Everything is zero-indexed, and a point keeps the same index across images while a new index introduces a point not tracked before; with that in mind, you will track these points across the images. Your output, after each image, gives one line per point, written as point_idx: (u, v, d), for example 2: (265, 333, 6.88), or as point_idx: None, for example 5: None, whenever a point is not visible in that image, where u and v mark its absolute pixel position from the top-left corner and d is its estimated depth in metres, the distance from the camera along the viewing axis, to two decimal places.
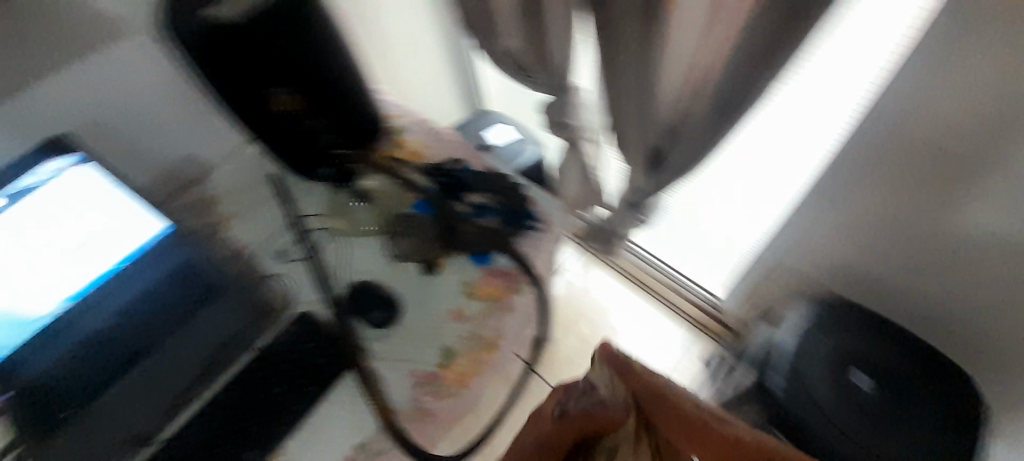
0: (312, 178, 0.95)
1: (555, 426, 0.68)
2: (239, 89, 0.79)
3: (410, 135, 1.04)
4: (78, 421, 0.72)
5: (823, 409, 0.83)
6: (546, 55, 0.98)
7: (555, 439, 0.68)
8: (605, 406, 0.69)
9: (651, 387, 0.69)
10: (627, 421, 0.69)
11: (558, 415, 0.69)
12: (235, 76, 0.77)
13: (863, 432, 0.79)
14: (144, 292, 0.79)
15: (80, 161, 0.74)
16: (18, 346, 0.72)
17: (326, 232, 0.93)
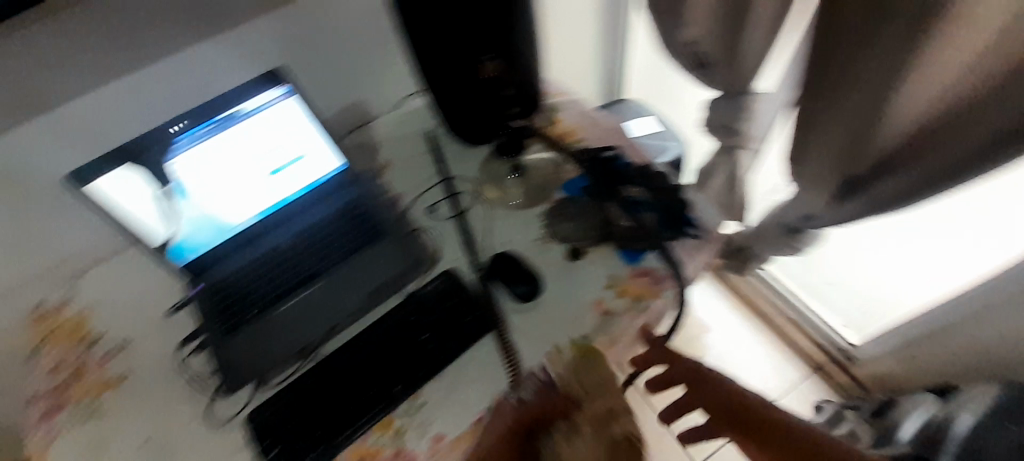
0: (474, 144, 0.97)
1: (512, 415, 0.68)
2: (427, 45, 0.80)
3: (565, 115, 1.01)
4: (246, 327, 0.78)
5: None
6: (735, 51, 0.89)
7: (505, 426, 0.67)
8: (561, 389, 0.69)
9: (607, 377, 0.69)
10: (588, 402, 0.68)
11: (516, 403, 0.69)
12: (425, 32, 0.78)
13: None
14: (319, 222, 0.86)
15: (287, 92, 0.79)
16: (213, 247, 0.80)
17: (474, 195, 0.93)
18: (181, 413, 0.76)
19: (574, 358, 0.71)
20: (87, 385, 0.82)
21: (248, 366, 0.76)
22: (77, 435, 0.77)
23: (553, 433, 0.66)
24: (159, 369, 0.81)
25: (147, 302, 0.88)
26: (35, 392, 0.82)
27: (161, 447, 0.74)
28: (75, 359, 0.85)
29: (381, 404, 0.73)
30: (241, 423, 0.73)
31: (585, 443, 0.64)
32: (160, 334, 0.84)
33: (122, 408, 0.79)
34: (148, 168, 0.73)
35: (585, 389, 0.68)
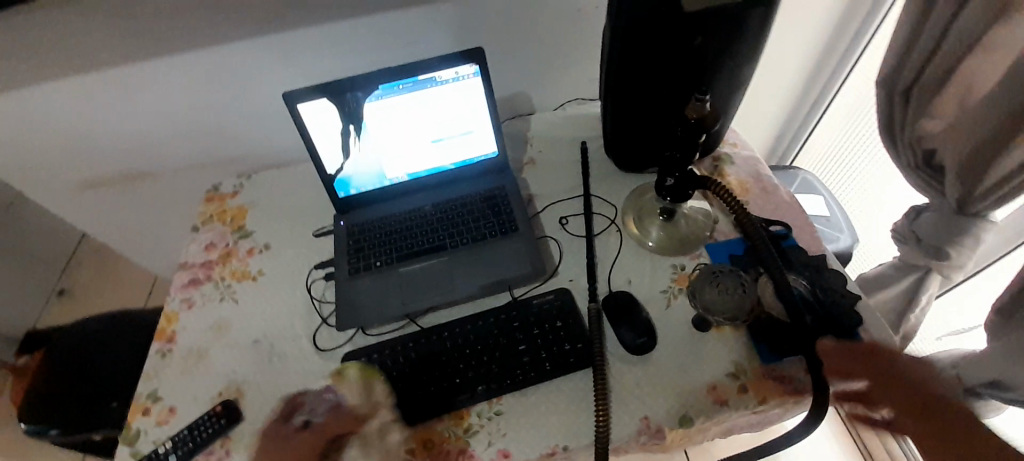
0: (626, 169, 0.94)
1: (298, 435, 0.68)
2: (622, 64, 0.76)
3: (734, 170, 0.92)
4: (370, 273, 0.83)
5: None
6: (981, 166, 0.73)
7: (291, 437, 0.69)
8: (350, 408, 0.70)
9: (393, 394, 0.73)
10: (379, 417, 0.70)
11: (301, 425, 0.70)
12: (626, 51, 0.74)
13: None
14: (459, 198, 0.89)
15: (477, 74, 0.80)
16: (368, 190, 0.89)
17: (612, 224, 0.88)
18: (294, 327, 0.84)
19: (360, 377, 0.73)
20: (229, 269, 0.94)
21: (359, 309, 0.80)
22: (209, 309, 0.89)
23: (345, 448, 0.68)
24: (289, 278, 0.91)
25: (296, 217, 1.00)
26: (191, 260, 0.96)
27: (269, 350, 0.82)
28: (225, 243, 0.99)
29: (463, 396, 0.72)
30: (339, 357, 0.79)
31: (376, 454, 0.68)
32: (296, 249, 0.94)
33: (249, 302, 0.89)
34: (339, 106, 0.79)
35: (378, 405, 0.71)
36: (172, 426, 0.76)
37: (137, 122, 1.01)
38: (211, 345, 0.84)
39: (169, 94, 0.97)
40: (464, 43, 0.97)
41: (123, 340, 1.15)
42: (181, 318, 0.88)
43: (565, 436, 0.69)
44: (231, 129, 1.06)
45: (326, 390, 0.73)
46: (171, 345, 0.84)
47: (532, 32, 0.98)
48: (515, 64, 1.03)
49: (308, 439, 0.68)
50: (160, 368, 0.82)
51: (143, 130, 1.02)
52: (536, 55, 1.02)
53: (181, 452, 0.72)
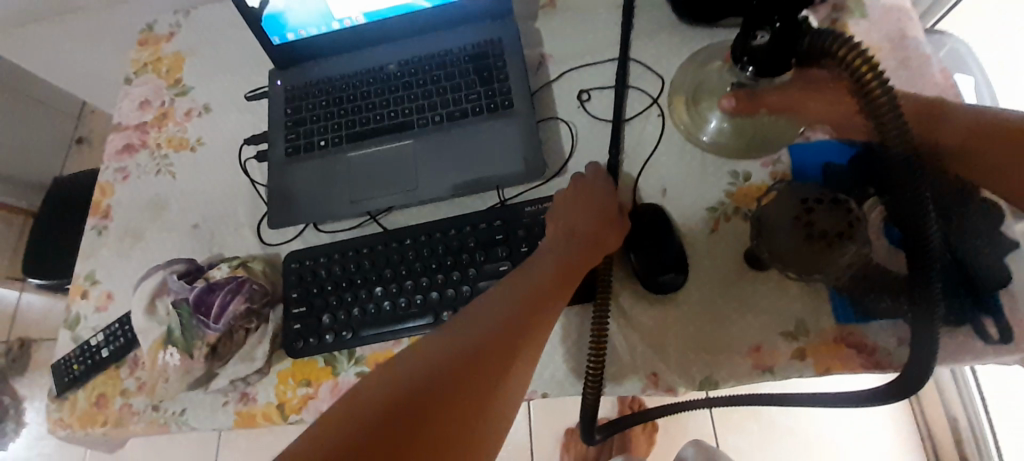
0: (690, 21, 0.62)
1: (238, 315, 0.57)
2: None
3: (863, 28, 0.59)
4: (313, 156, 0.64)
5: None
6: None
7: (598, 206, 0.53)
8: (263, 293, 0.59)
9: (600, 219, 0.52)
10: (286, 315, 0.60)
11: (234, 306, 0.56)
12: None
13: None
14: (438, 54, 0.63)
15: None
16: (312, 35, 0.64)
17: (651, 105, 0.61)
18: (236, 215, 0.69)
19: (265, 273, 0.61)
20: (164, 136, 0.77)
21: (304, 199, 0.63)
22: (143, 184, 0.74)
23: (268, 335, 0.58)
24: (230, 151, 0.73)
25: (239, 72, 0.78)
26: (125, 122, 0.79)
27: (209, 238, 0.68)
28: (161, 102, 0.80)
29: (425, 320, 0.57)
30: (284, 255, 0.64)
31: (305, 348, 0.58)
32: (239, 116, 0.75)
33: (187, 178, 0.73)
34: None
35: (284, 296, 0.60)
36: (111, 311, 0.67)
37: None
38: (148, 225, 0.71)
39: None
40: None
41: None
42: (115, 191, 0.75)
43: (549, 382, 0.55)
44: None
45: (216, 286, 0.57)
46: (107, 222, 0.73)
47: None
48: None
49: (250, 318, 0.58)
50: (95, 248, 0.71)
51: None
52: None
53: (116, 347, 0.62)
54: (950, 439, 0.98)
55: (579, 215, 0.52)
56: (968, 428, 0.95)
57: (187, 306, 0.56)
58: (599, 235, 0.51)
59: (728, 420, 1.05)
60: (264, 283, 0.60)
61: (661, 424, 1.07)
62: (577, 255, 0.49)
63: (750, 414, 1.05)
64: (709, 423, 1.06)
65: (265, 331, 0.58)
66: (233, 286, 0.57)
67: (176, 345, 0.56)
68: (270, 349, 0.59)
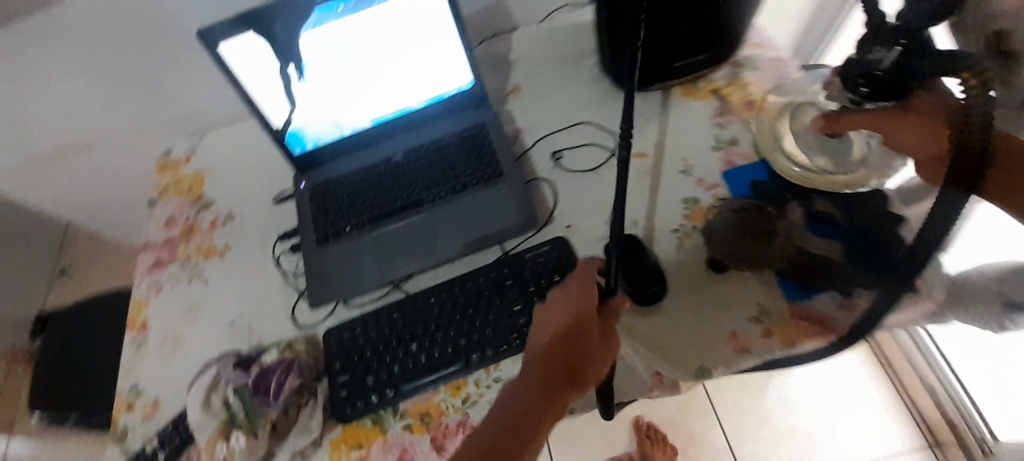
0: (632, 87, 0.81)
1: (296, 389, 0.64)
2: None
3: (757, 77, 0.81)
4: (340, 241, 0.74)
5: None
6: None
7: (578, 329, 0.55)
8: (311, 367, 0.67)
9: (577, 343, 0.54)
10: (331, 387, 0.67)
11: (292, 383, 0.64)
12: None
13: None
14: (436, 143, 0.77)
15: None
16: (326, 144, 0.77)
17: (612, 155, 0.77)
18: (271, 304, 0.77)
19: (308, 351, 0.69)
20: (193, 247, 0.86)
21: (335, 281, 0.73)
22: (177, 293, 0.82)
23: (315, 407, 0.65)
24: (255, 250, 0.83)
25: (258, 181, 0.89)
26: (152, 241, 0.88)
27: (247, 330, 0.75)
28: (186, 218, 0.89)
29: (456, 366, 0.65)
30: (319, 333, 0.72)
31: (360, 408, 0.65)
32: (261, 220, 0.85)
33: (218, 282, 0.81)
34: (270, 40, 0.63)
35: (328, 368, 0.68)
36: (158, 417, 0.72)
37: (56, 70, 0.86)
38: (186, 330, 0.78)
39: (90, 32, 0.82)
40: None
41: (100, 328, 1.09)
42: (150, 306, 0.81)
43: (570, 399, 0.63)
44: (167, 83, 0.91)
45: (275, 369, 0.65)
46: (145, 335, 0.79)
47: None
48: None
49: (304, 391, 0.65)
50: (136, 361, 0.77)
51: (65, 81, 0.88)
52: None
53: (173, 447, 0.67)
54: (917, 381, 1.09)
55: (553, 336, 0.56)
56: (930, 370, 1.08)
57: (251, 388, 0.64)
58: (579, 354, 0.54)
59: (735, 425, 1.13)
60: (309, 360, 0.68)
61: (679, 445, 1.13)
62: (557, 379, 0.54)
63: (754, 416, 1.13)
64: (720, 430, 1.13)
65: (318, 401, 0.65)
66: (286, 366, 0.65)
67: (241, 429, 0.62)
68: (324, 419, 0.65)
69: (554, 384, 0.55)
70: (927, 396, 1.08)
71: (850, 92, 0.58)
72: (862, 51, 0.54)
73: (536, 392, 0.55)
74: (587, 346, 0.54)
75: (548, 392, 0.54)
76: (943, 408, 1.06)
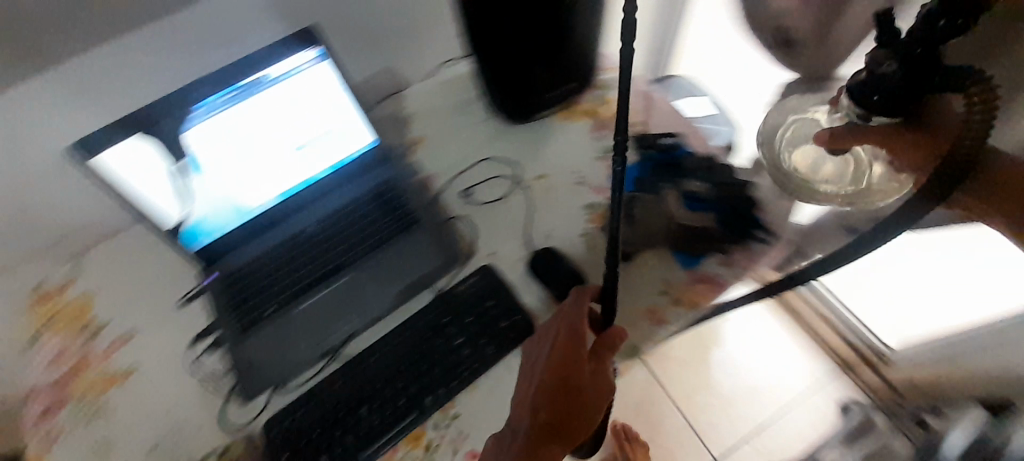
0: (520, 119, 0.91)
1: None
2: (487, 26, 0.75)
3: (620, 94, 0.95)
4: (263, 326, 0.71)
5: None
6: (831, 39, 0.82)
7: (572, 380, 0.60)
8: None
9: (574, 391, 0.60)
10: None
11: None
12: (483, 17, 0.74)
13: None
14: (346, 207, 0.79)
15: (319, 56, 0.70)
16: (230, 230, 0.75)
17: (515, 182, 0.86)
18: (196, 416, 0.70)
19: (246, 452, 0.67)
20: (92, 378, 0.76)
21: (266, 367, 0.70)
22: (82, 436, 0.72)
23: None
24: (167, 362, 0.76)
25: (157, 288, 0.82)
26: (35, 387, 0.76)
27: (173, 451, 0.69)
28: (76, 349, 0.79)
29: (411, 416, 0.66)
30: (259, 429, 0.68)
31: None
32: (168, 328, 0.78)
33: (129, 410, 0.73)
34: (160, 139, 0.64)
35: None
36: None
37: None
38: None
39: None
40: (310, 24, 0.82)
41: None
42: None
43: None
44: (18, 206, 0.80)
45: None
46: None
47: None
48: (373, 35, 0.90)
49: None
50: None
51: None
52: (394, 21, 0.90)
53: None
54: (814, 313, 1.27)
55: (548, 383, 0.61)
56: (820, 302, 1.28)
57: None
58: (573, 405, 0.60)
59: (690, 402, 1.21)
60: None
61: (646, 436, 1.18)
62: (552, 427, 0.60)
63: (704, 386, 1.23)
64: (679, 411, 1.20)
65: None
66: None
67: None
68: None
69: (551, 435, 0.60)
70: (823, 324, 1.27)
71: (858, 107, 0.61)
72: (874, 61, 0.57)
73: (533, 443, 0.59)
74: (582, 398, 0.60)
75: (544, 445, 0.59)
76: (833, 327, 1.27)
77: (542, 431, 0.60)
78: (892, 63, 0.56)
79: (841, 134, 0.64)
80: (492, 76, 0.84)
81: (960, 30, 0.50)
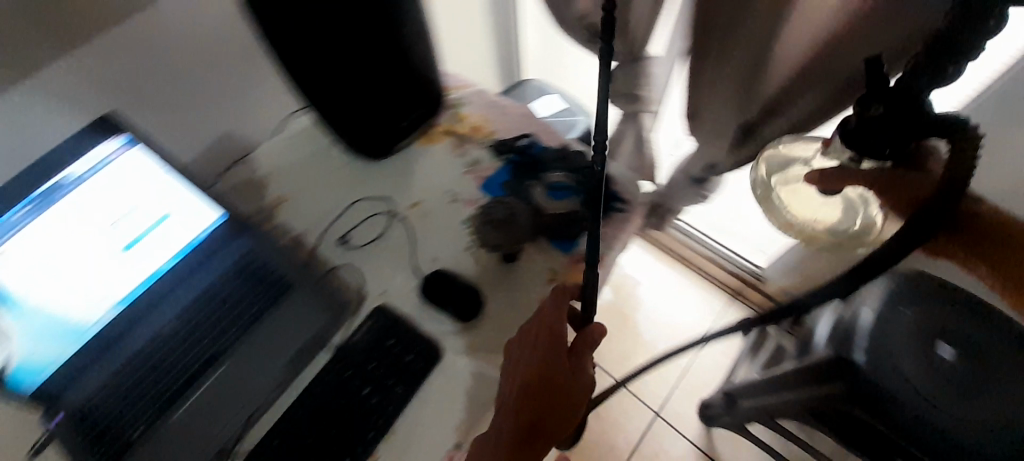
0: (382, 155, 0.91)
1: None
2: (313, 70, 0.75)
3: (472, 109, 1.00)
4: (135, 451, 0.63)
5: (907, 378, 0.80)
6: (630, 24, 0.94)
7: (556, 361, 0.65)
8: None
9: (558, 373, 0.65)
10: None
11: None
12: (305, 63, 0.73)
13: (946, 398, 0.78)
14: (206, 292, 0.72)
15: (127, 143, 0.68)
16: (65, 360, 0.65)
17: (390, 216, 0.85)
18: None
19: None
20: None
21: None
22: None
23: None
24: None
25: None
26: None
27: None
28: None
29: None
30: None
31: None
32: None
33: None
34: None
35: None
36: None
37: None
38: None
39: None
40: (114, 108, 0.76)
41: None
42: None
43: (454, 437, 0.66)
44: None
45: None
46: None
47: (191, 67, 0.81)
48: (197, 104, 0.85)
49: None
50: None
51: None
52: (217, 85, 0.85)
53: None
54: (692, 253, 1.49)
55: (533, 365, 0.65)
56: (697, 244, 1.47)
57: None
58: (560, 387, 0.65)
59: None
60: None
61: None
62: (540, 411, 0.64)
63: None
64: None
65: None
66: None
67: None
68: None
69: (541, 419, 0.64)
70: (705, 261, 1.48)
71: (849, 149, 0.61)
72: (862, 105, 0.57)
73: (524, 427, 0.63)
74: (566, 379, 0.65)
75: (533, 429, 0.63)
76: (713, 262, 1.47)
77: (534, 414, 0.63)
78: (880, 103, 0.55)
79: (830, 174, 0.66)
80: (338, 119, 0.84)
81: (988, 31, 0.48)
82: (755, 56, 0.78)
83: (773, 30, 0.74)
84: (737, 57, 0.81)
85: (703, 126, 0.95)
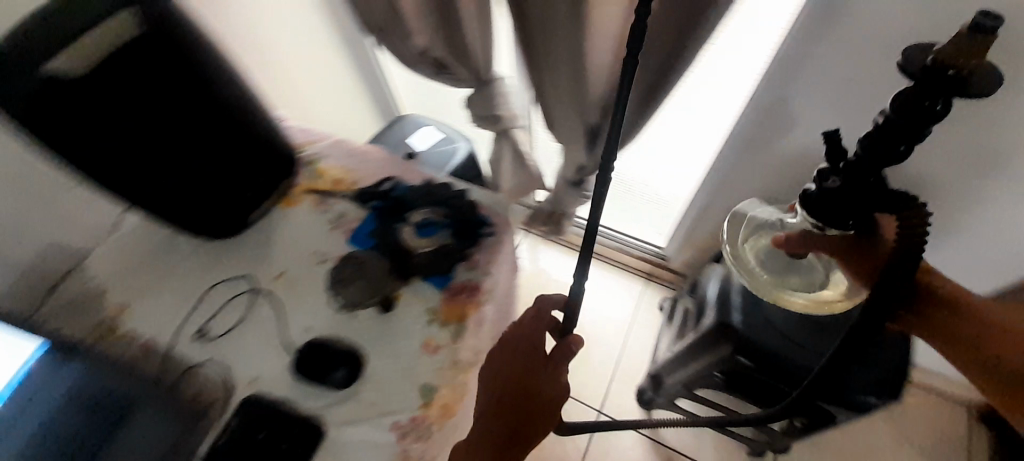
0: (235, 231, 0.85)
1: None
2: (115, 165, 0.68)
3: (330, 161, 0.95)
4: None
5: (780, 329, 0.87)
6: (466, 50, 0.94)
7: (530, 362, 0.71)
8: None
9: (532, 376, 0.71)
10: None
11: None
12: (103, 159, 0.66)
13: (810, 340, 0.86)
14: (34, 439, 0.65)
15: None
16: None
17: (252, 293, 0.80)
18: None
19: None
20: None
21: None
22: None
23: None
24: None
25: None
26: None
27: None
28: None
29: None
30: None
31: None
32: None
33: None
34: None
35: None
36: None
37: None
38: None
39: None
40: None
41: None
42: None
43: None
44: None
45: None
46: None
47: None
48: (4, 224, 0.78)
49: None
50: None
51: None
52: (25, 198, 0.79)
53: None
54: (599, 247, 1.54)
55: (507, 369, 0.71)
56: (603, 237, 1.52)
57: None
58: (532, 386, 0.70)
59: None
60: None
61: None
62: (518, 409, 0.69)
63: None
64: None
65: None
66: None
67: None
68: None
69: (522, 416, 0.69)
70: (613, 252, 1.53)
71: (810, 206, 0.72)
72: (822, 177, 0.69)
73: (502, 428, 0.68)
74: (541, 378, 0.71)
75: (512, 429, 0.68)
76: (621, 251, 1.52)
77: (508, 414, 0.68)
78: (834, 177, 0.67)
79: (792, 239, 0.77)
80: (169, 208, 0.77)
81: (937, 115, 0.55)
82: (575, 64, 0.82)
83: (582, 38, 0.78)
84: (562, 68, 0.84)
85: (559, 135, 0.98)
